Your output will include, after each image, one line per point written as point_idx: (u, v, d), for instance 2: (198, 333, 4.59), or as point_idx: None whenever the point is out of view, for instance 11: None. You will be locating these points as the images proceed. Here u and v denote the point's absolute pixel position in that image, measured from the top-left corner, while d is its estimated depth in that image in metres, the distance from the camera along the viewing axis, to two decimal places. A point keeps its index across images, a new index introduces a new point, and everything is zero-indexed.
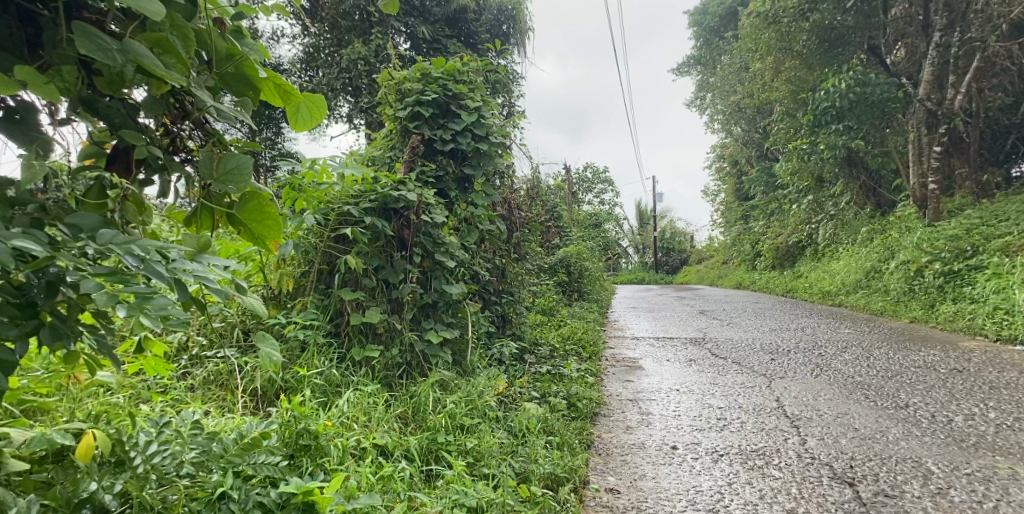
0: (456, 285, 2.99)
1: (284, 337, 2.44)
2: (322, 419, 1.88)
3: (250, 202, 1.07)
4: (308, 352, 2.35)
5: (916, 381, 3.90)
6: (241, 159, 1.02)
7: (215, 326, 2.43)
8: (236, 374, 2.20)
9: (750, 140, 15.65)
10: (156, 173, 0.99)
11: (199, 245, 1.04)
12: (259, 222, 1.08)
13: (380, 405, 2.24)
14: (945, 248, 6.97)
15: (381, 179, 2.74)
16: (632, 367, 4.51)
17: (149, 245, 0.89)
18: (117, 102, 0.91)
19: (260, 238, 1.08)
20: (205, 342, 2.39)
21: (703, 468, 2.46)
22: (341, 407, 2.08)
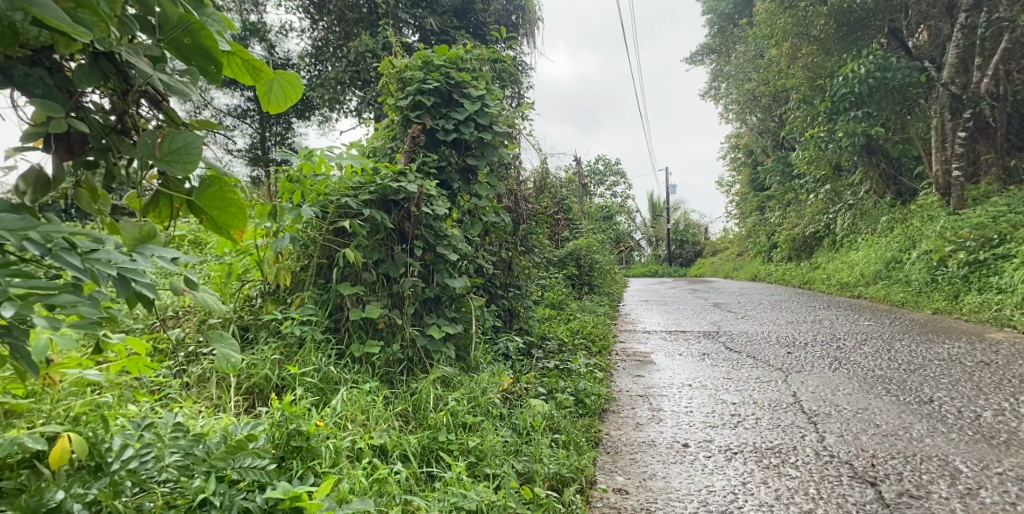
0: (459, 278, 2.91)
1: (282, 334, 2.37)
2: (315, 418, 1.81)
3: (209, 188, 1.03)
4: (306, 348, 2.27)
5: (940, 375, 3.75)
6: (188, 137, 0.95)
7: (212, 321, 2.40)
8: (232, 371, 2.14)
9: (765, 129, 15.36)
10: (102, 155, 0.92)
11: (141, 235, 0.99)
12: (220, 210, 1.05)
13: (379, 403, 2.16)
14: (970, 237, 6.75)
15: (381, 169, 2.67)
16: (643, 361, 4.41)
17: (52, 232, 0.83)
18: (40, 72, 0.84)
19: (223, 226, 1.06)
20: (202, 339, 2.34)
21: (717, 467, 2.36)
22: (337, 405, 2.01)
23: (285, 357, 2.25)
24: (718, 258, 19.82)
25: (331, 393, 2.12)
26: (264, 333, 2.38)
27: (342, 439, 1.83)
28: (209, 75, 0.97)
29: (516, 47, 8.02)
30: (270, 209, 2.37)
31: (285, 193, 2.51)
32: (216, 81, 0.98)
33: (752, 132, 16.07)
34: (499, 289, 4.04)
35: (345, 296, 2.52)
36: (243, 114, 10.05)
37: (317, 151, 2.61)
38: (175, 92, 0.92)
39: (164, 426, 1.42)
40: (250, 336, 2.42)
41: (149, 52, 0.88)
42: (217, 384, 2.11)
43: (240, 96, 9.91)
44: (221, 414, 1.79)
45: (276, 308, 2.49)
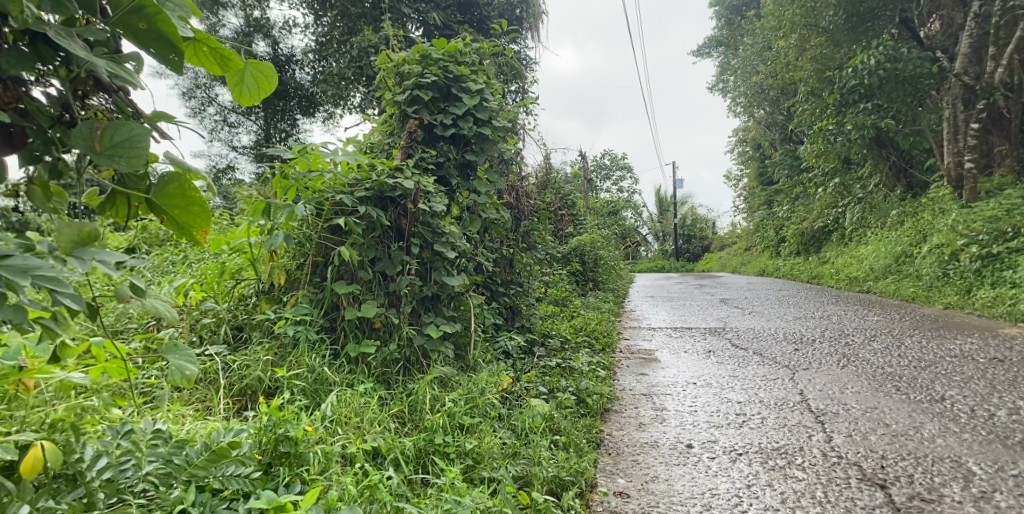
0: (458, 276, 2.86)
1: (276, 334, 2.32)
2: (304, 422, 1.76)
3: (169, 186, 0.99)
4: (300, 348, 2.22)
5: (952, 372, 3.66)
6: (133, 129, 0.89)
7: (205, 322, 2.35)
8: (223, 372, 2.09)
9: (773, 123, 15.21)
10: (49, 150, 0.88)
11: (81, 237, 0.95)
12: (181, 209, 1.01)
13: (373, 405, 2.11)
14: (983, 230, 6.64)
15: (377, 166, 2.62)
16: (647, 359, 4.36)
17: None
18: None
19: (185, 225, 1.03)
20: (195, 339, 2.30)
21: (721, 469, 2.30)
22: (329, 408, 1.96)
23: (278, 359, 2.20)
24: (725, 253, 19.68)
25: (324, 395, 2.07)
26: (257, 334, 2.33)
27: (332, 443, 1.78)
28: (171, 64, 0.91)
29: (520, 41, 7.94)
30: (264, 205, 2.36)
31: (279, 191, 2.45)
32: (178, 69, 0.92)
33: (760, 125, 15.91)
34: (499, 287, 3.99)
35: (341, 294, 2.46)
36: (248, 111, 10.05)
37: (312, 147, 2.56)
38: (123, 83, 0.87)
39: (142, 434, 1.37)
40: (244, 336, 2.37)
41: (95, 36, 0.83)
42: (208, 385, 2.07)
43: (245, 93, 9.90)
44: (208, 419, 1.75)
45: (270, 308, 2.44)
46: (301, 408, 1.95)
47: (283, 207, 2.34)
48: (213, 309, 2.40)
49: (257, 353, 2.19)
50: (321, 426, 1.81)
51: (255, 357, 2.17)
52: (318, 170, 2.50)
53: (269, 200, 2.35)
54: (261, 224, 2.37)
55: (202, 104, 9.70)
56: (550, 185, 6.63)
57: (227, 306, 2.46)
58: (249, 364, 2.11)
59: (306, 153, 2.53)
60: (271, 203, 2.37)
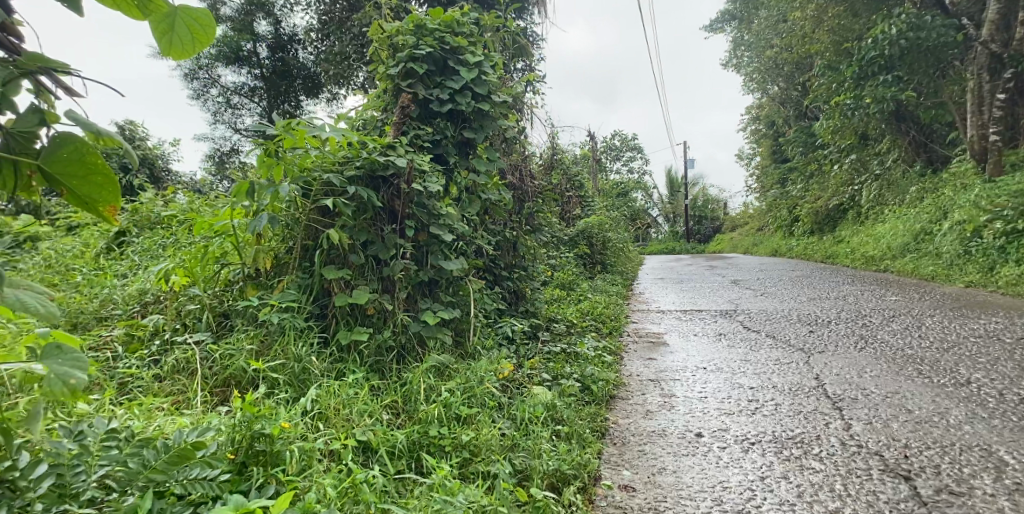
0: (456, 260, 2.72)
1: (261, 322, 2.20)
2: (283, 418, 1.65)
3: (60, 151, 0.87)
4: (286, 335, 2.10)
5: (977, 353, 3.50)
6: None
7: (187, 309, 2.23)
8: (206, 363, 1.99)
9: (788, 99, 14.85)
10: None
11: None
12: (80, 178, 0.90)
13: (364, 396, 1.99)
14: (1009, 205, 6.39)
15: (369, 142, 2.45)
16: (656, 343, 4.23)
17: None
18: None
19: (87, 199, 0.92)
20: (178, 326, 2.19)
21: (732, 460, 2.17)
22: (311, 402, 1.84)
23: (263, 348, 2.09)
24: (737, 234, 19.41)
25: (310, 387, 1.95)
26: (241, 322, 2.21)
27: (313, 439, 1.67)
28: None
29: (526, 17, 7.72)
30: (248, 186, 2.20)
31: (262, 169, 2.27)
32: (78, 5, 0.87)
33: (774, 102, 15.56)
34: (502, 271, 3.88)
35: (332, 279, 2.32)
36: (251, 92, 10.04)
37: (298, 122, 2.38)
38: None
39: (93, 435, 1.28)
40: (229, 324, 2.25)
41: None
42: (188, 376, 1.97)
43: (246, 73, 9.84)
44: (184, 416, 1.65)
45: (256, 293, 2.32)
46: (283, 403, 1.84)
47: (265, 188, 2.19)
48: (195, 296, 2.29)
49: (242, 342, 2.08)
50: (302, 421, 1.70)
51: (238, 346, 2.06)
52: (305, 148, 2.34)
53: (252, 181, 2.21)
54: (246, 207, 2.22)
55: (205, 85, 10.07)
56: (557, 166, 6.47)
57: (214, 291, 2.35)
58: (233, 353, 2.01)
59: (290, 130, 2.35)
60: (254, 183, 2.22)
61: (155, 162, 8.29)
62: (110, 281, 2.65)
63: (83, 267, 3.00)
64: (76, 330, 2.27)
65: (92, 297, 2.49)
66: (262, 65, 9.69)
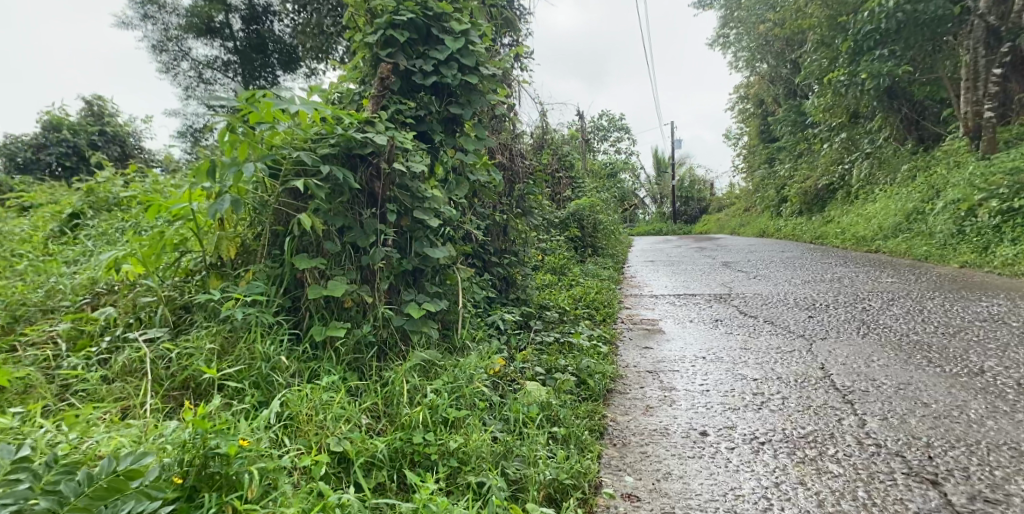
0: (443, 247, 2.50)
1: (224, 317, 1.96)
2: (241, 434, 1.44)
3: None
4: (251, 331, 1.88)
5: (985, 339, 3.37)
6: None
7: (140, 302, 1.98)
8: (160, 364, 1.76)
9: (778, 76, 14.67)
10: None
11: None
12: None
13: (339, 401, 1.77)
14: (1003, 183, 6.28)
15: (344, 117, 2.19)
16: (650, 330, 4.07)
17: None
18: None
19: None
20: (132, 321, 1.95)
21: (743, 463, 2.01)
22: (276, 411, 1.64)
23: (225, 346, 1.86)
24: (724, 214, 19.34)
25: (279, 393, 1.74)
26: (202, 316, 1.97)
27: (279, 457, 1.46)
28: None
29: None
30: (208, 165, 1.94)
31: (224, 146, 2.00)
32: None
33: (763, 80, 15.35)
34: (492, 256, 3.69)
35: (305, 269, 2.08)
36: (225, 66, 9.64)
37: (263, 94, 2.11)
38: None
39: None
40: (188, 318, 2.00)
41: None
42: (139, 379, 1.74)
43: (219, 47, 9.37)
44: (128, 428, 1.45)
45: (220, 284, 2.06)
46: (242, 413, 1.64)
47: (228, 166, 1.93)
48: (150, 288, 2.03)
49: (200, 340, 1.85)
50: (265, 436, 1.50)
51: (196, 345, 1.83)
52: (274, 123, 2.09)
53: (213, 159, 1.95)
54: (207, 189, 1.96)
55: (175, 59, 9.44)
56: (547, 146, 6.26)
57: (171, 282, 2.09)
58: (193, 353, 1.79)
59: (254, 102, 2.08)
60: (215, 162, 1.96)
61: (126, 139, 7.97)
62: (58, 269, 2.40)
63: (30, 252, 2.74)
64: (19, 323, 2.04)
65: (36, 287, 2.24)
66: (235, 38, 9.33)
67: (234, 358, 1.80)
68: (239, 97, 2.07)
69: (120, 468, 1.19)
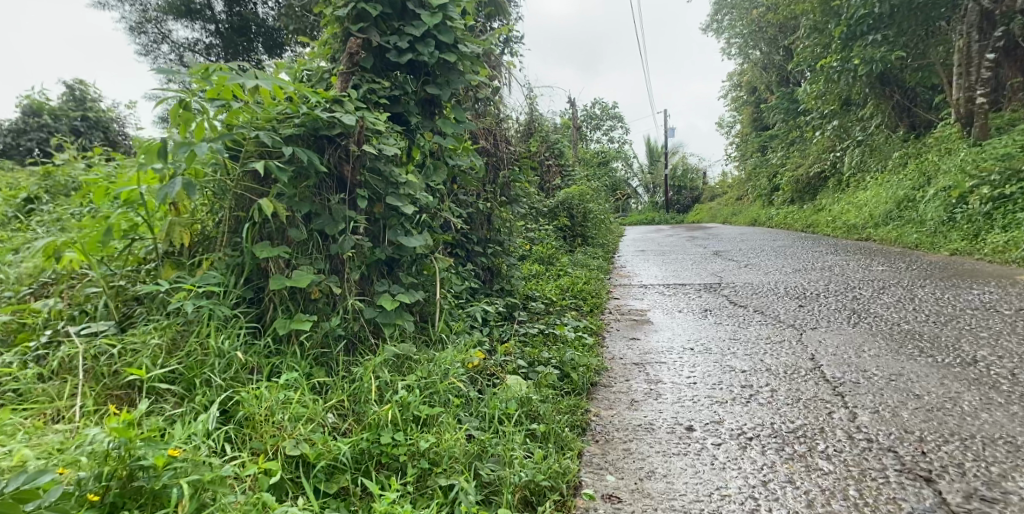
0: (419, 235, 2.39)
1: (174, 309, 1.84)
2: (175, 444, 1.33)
3: None
4: (203, 326, 1.76)
5: (977, 328, 3.31)
6: None
7: (86, 292, 1.85)
8: (102, 362, 1.64)
9: (771, 63, 14.58)
10: None
11: None
12: None
13: (297, 401, 1.67)
14: (995, 169, 6.23)
15: (308, 94, 2.06)
16: (638, 321, 3.98)
17: None
18: None
19: None
20: (76, 314, 1.83)
21: (730, 460, 1.92)
22: (216, 416, 1.51)
23: (175, 341, 1.74)
24: (716, 204, 19.31)
25: (230, 393, 1.63)
26: (154, 309, 1.85)
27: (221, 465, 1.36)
28: None
29: None
30: (159, 145, 1.80)
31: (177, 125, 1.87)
32: None
33: (756, 68, 15.25)
34: (475, 246, 3.59)
35: (269, 258, 1.97)
36: (207, 50, 9.52)
37: (218, 69, 1.98)
38: None
39: None
40: (136, 311, 1.87)
41: None
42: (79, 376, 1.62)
43: (200, 29, 9.31)
44: (49, 438, 1.34)
45: (175, 273, 1.93)
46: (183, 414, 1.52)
47: (179, 146, 1.80)
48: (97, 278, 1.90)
49: (146, 334, 1.73)
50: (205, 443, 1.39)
51: (142, 340, 1.72)
52: (232, 101, 1.96)
53: (164, 139, 1.81)
54: (158, 170, 1.82)
55: (155, 41, 9.44)
56: (536, 134, 6.15)
57: (121, 271, 1.95)
58: (138, 351, 1.67)
59: (209, 78, 1.95)
60: (166, 143, 1.82)
61: (107, 126, 7.79)
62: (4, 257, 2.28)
63: None
64: None
65: None
66: (217, 20, 9.12)
67: (182, 353, 1.68)
68: (192, 71, 1.93)
69: (13, 489, 1.09)
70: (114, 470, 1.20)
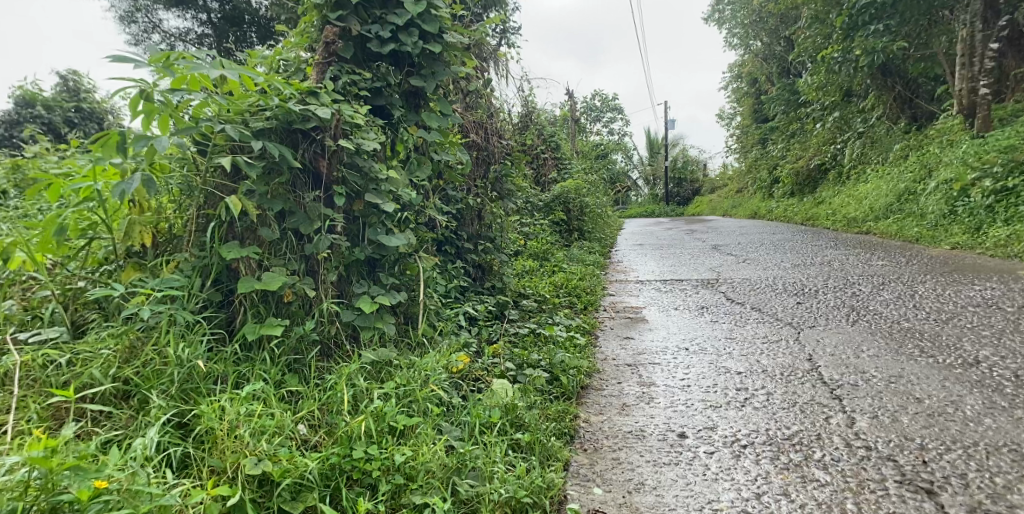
0: (400, 233, 2.29)
1: (131, 314, 1.73)
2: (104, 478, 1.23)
3: None
4: (162, 333, 1.66)
5: (979, 326, 3.23)
6: None
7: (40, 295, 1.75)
8: (50, 372, 1.55)
9: (772, 53, 14.42)
10: None
11: None
12: None
13: (261, 414, 1.58)
14: (998, 161, 6.13)
15: (279, 85, 1.96)
16: (633, 319, 3.89)
17: None
18: None
19: None
20: (27, 319, 1.73)
21: (722, 471, 1.84)
22: (156, 439, 1.42)
23: (131, 349, 1.64)
24: (715, 196, 19.20)
25: (184, 409, 1.54)
26: (114, 314, 1.76)
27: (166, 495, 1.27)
28: None
29: None
30: (118, 138, 1.70)
31: (138, 117, 1.77)
32: None
33: (756, 59, 15.10)
34: (465, 243, 3.50)
35: (239, 258, 1.88)
36: (199, 39, 9.42)
37: (179, 57, 1.87)
38: None
39: None
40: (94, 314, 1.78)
41: None
42: (25, 388, 1.54)
43: (192, 18, 9.21)
44: None
45: (137, 275, 1.83)
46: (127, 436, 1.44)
47: (138, 140, 1.70)
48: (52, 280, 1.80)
49: (99, 344, 1.63)
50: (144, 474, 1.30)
51: (94, 349, 1.62)
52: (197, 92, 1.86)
53: (124, 132, 1.71)
54: (118, 165, 1.73)
55: (147, 31, 9.34)
56: (531, 127, 6.05)
57: (79, 272, 1.85)
58: (90, 360, 1.58)
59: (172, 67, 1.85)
60: (126, 136, 1.74)
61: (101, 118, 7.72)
62: None
63: None
64: None
65: None
66: (209, 9, 9.02)
67: (136, 363, 1.59)
68: (153, 60, 1.83)
69: None
70: (30, 505, 1.15)
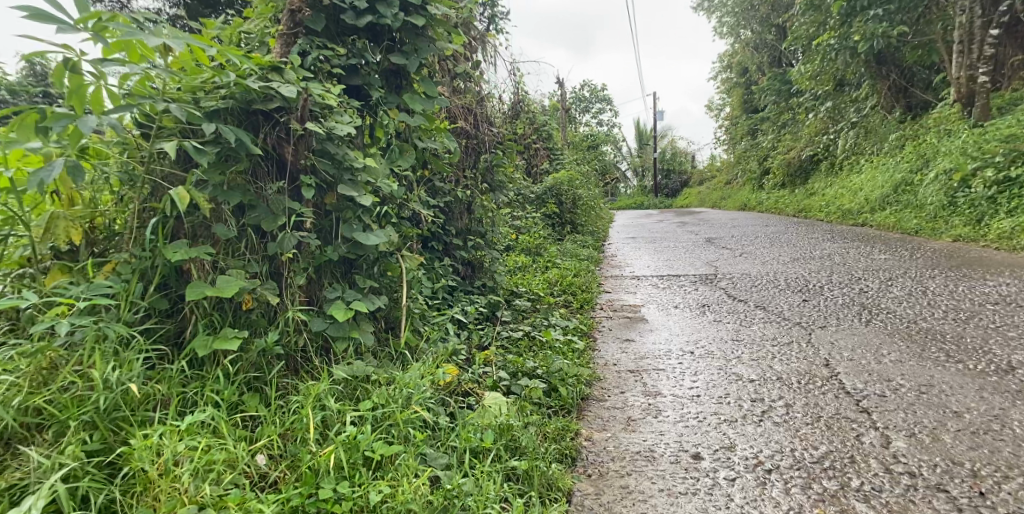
0: (380, 230, 2.01)
1: (52, 328, 1.46)
2: None
3: None
4: (86, 351, 1.39)
5: (1002, 326, 3.02)
6: None
7: None
8: None
9: (764, 43, 14.23)
10: None
11: None
12: None
13: (202, 448, 1.32)
14: (999, 151, 5.96)
15: (235, 59, 1.66)
16: (631, 318, 3.65)
17: None
18: None
19: None
20: None
21: (749, 504, 1.61)
22: (47, 500, 1.13)
23: (48, 370, 1.36)
24: (704, 187, 19.04)
25: (98, 453, 1.26)
26: (31, 327, 1.48)
27: None
28: None
29: None
30: (36, 117, 1.44)
31: (65, 94, 1.49)
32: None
33: (747, 48, 14.88)
34: (454, 239, 3.25)
35: (190, 260, 1.61)
36: None
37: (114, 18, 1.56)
38: None
39: None
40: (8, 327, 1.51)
41: None
42: None
43: None
44: None
45: (63, 280, 1.55)
46: (31, 481, 1.18)
47: (57, 119, 1.43)
48: None
49: (5, 366, 1.35)
50: None
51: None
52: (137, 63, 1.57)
53: (43, 109, 1.44)
54: (37, 149, 1.46)
55: None
56: (522, 117, 5.77)
57: None
58: None
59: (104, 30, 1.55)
60: (47, 113, 1.46)
61: None
62: None
63: None
64: None
65: None
66: None
67: (50, 388, 1.31)
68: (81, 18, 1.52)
69: None
70: None
